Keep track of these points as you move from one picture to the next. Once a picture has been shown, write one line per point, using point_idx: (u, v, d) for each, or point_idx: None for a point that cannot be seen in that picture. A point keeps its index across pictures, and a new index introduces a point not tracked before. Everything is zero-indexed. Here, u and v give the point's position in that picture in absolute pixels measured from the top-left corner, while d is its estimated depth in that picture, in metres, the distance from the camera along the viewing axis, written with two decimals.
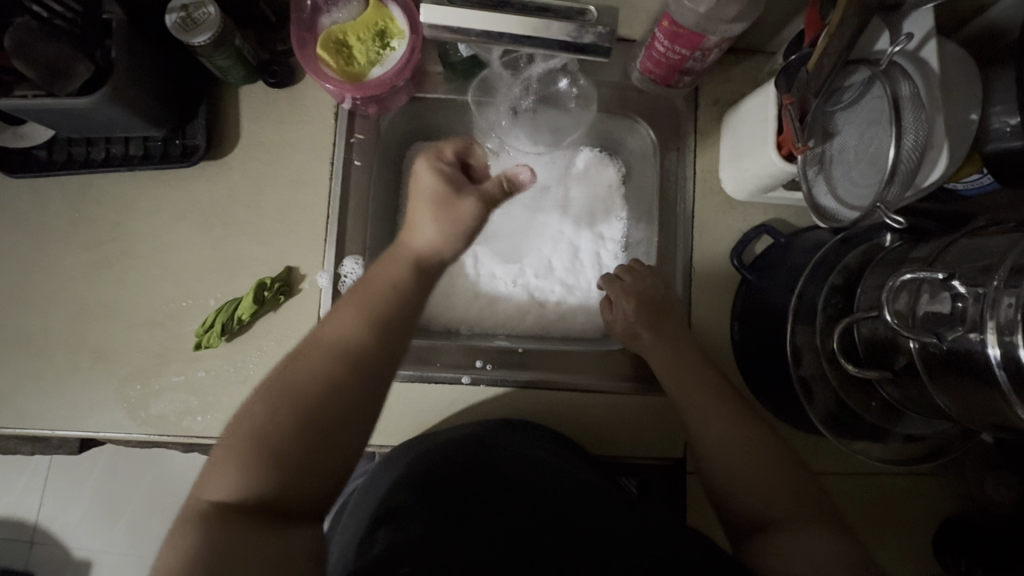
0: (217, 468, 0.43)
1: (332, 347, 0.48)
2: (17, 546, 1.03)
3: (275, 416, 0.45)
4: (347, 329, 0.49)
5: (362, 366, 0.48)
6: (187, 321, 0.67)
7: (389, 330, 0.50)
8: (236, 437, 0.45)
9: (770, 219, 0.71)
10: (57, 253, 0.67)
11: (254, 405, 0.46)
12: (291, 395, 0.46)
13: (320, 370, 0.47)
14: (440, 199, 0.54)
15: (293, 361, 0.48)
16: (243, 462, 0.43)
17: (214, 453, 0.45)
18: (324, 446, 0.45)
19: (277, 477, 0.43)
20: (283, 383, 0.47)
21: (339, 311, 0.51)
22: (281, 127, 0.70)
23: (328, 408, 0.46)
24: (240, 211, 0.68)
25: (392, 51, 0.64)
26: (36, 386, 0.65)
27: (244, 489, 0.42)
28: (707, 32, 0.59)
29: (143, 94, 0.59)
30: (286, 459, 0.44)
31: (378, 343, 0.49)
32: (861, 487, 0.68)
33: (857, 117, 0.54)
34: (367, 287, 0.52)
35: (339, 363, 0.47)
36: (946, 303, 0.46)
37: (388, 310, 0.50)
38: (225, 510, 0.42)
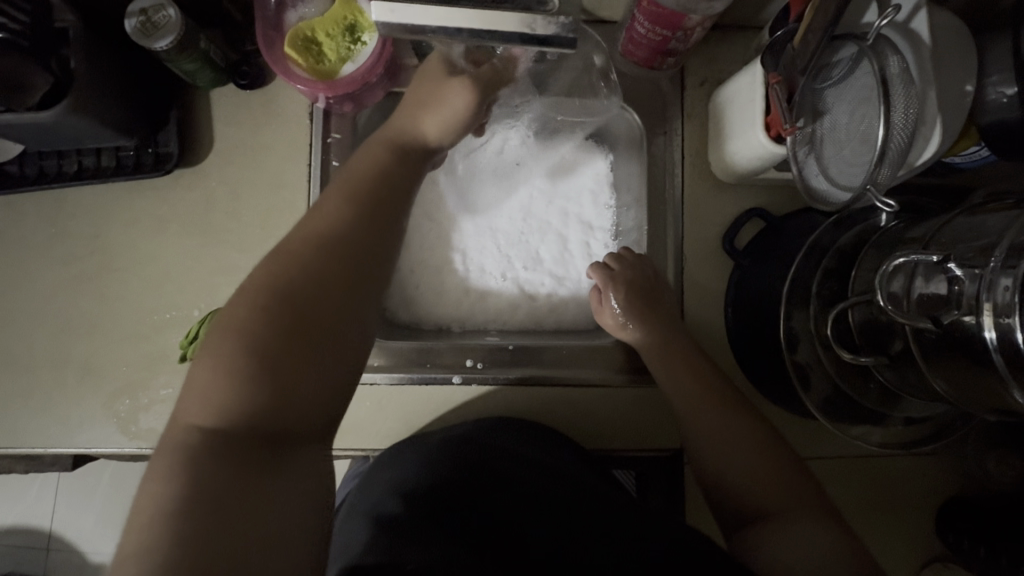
0: (202, 387, 0.41)
1: (315, 238, 0.48)
2: (35, 553, 1.05)
3: (266, 319, 0.43)
4: (333, 214, 0.49)
5: (353, 253, 0.48)
6: (171, 334, 0.66)
7: (376, 214, 0.51)
8: (218, 347, 0.42)
9: (763, 200, 0.69)
10: (37, 268, 0.66)
11: (237, 312, 0.44)
12: (282, 295, 0.44)
13: (303, 263, 0.46)
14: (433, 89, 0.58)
15: (277, 260, 0.46)
16: (232, 375, 0.41)
17: (196, 366, 0.42)
18: (330, 341, 0.45)
19: (274, 390, 0.42)
20: (268, 283, 0.45)
21: (324, 204, 0.51)
22: (254, 129, 0.68)
23: (322, 303, 0.45)
24: (218, 218, 0.67)
25: (363, 46, 0.62)
26: (25, 404, 0.65)
27: (236, 413, 0.41)
28: (688, 11, 0.57)
29: (107, 105, 0.57)
30: (281, 369, 0.42)
31: (365, 227, 0.50)
32: (863, 472, 0.67)
33: (846, 94, 0.52)
34: (351, 174, 0.53)
35: (328, 254, 0.47)
36: (943, 285, 0.45)
37: (372, 202, 0.51)
38: (213, 440, 0.39)
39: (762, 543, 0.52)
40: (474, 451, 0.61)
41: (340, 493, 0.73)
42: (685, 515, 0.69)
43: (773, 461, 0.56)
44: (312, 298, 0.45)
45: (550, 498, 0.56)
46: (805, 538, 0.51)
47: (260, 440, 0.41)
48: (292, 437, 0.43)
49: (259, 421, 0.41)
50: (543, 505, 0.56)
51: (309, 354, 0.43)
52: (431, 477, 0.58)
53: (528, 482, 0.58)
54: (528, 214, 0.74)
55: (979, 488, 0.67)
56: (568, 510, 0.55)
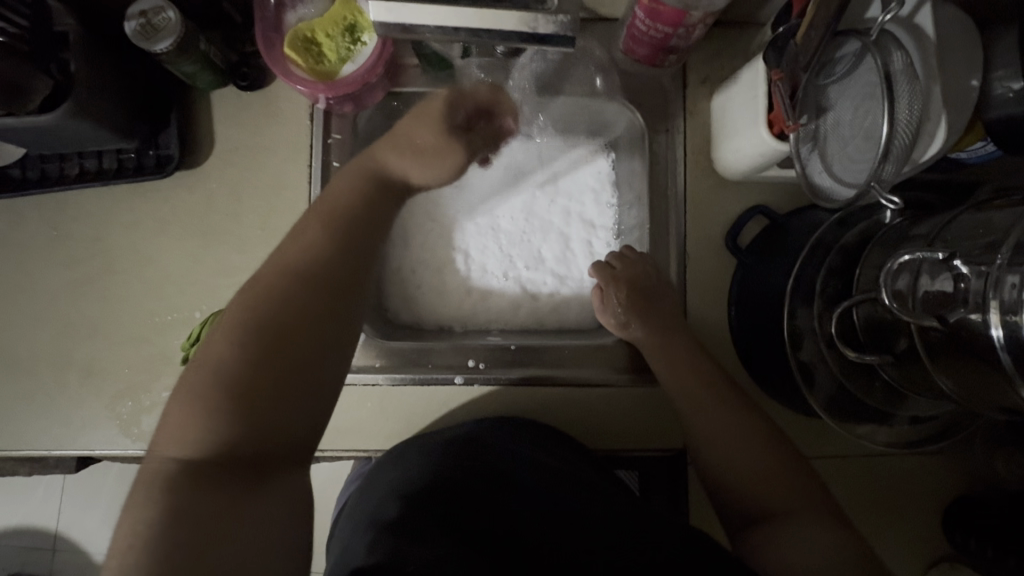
0: (177, 419, 0.42)
1: (292, 270, 0.48)
2: (41, 553, 1.06)
3: (237, 351, 0.44)
4: (308, 243, 0.50)
5: (327, 286, 0.49)
6: (173, 336, 0.66)
7: (351, 246, 0.51)
8: (192, 380, 0.43)
9: (766, 197, 0.69)
10: (40, 271, 0.66)
11: (212, 344, 0.44)
12: (254, 326, 0.45)
13: (274, 295, 0.47)
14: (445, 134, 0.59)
15: (252, 294, 0.47)
16: (208, 411, 0.42)
17: (173, 403, 0.43)
18: (302, 375, 0.45)
19: (248, 423, 0.42)
20: (245, 316, 0.45)
21: (301, 233, 0.51)
22: (254, 131, 0.68)
23: (293, 335, 0.46)
24: (219, 219, 0.67)
25: (363, 47, 0.62)
26: (28, 407, 0.65)
27: (210, 444, 0.41)
28: (689, 7, 0.56)
29: (107, 108, 0.57)
30: (255, 403, 0.43)
31: (338, 258, 0.50)
32: (867, 470, 0.67)
33: (850, 91, 0.51)
34: (326, 203, 0.53)
35: (302, 286, 0.48)
36: (948, 283, 0.44)
37: (348, 233, 0.52)
38: (190, 468, 0.40)
39: (764, 547, 0.52)
40: (476, 452, 0.61)
41: (343, 493, 0.73)
42: (688, 516, 0.68)
43: (776, 460, 0.56)
44: (283, 331, 0.45)
45: (553, 496, 0.56)
46: (805, 539, 0.50)
47: (237, 466, 0.41)
48: (271, 463, 0.43)
49: (234, 450, 0.41)
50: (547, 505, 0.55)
51: (282, 388, 0.44)
52: (435, 478, 0.58)
53: (530, 482, 0.58)
54: (529, 214, 0.74)
55: (985, 487, 0.67)
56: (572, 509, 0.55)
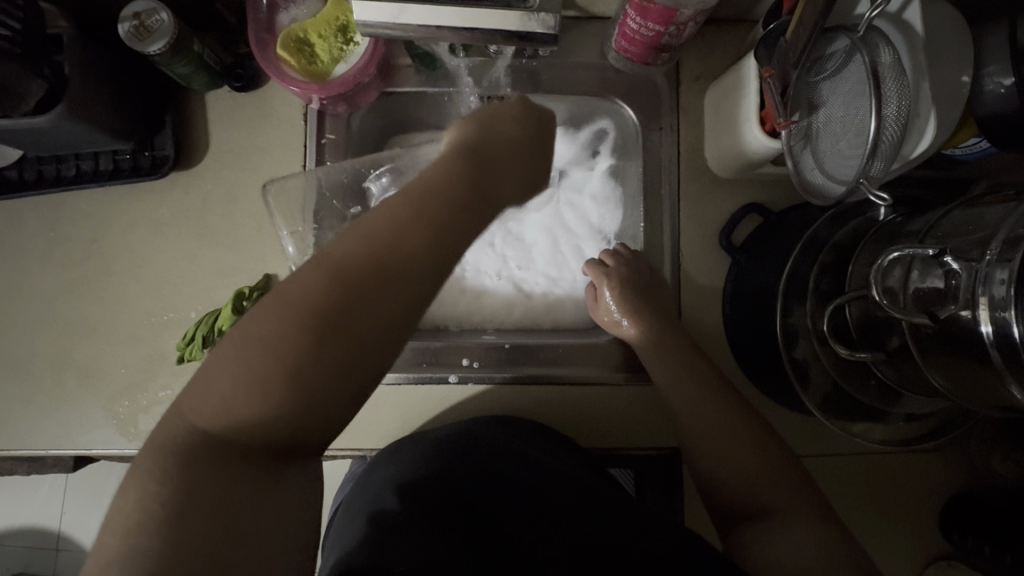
0: (214, 386, 0.37)
1: (382, 267, 0.38)
2: (45, 553, 1.07)
3: (295, 343, 0.37)
4: (397, 238, 0.39)
5: (415, 303, 0.39)
6: (168, 336, 0.66)
7: (451, 257, 0.41)
8: (243, 350, 0.37)
9: (760, 195, 0.68)
10: (37, 273, 0.67)
11: (269, 315, 0.37)
12: (317, 319, 0.37)
13: (349, 292, 0.38)
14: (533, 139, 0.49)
15: (338, 273, 0.38)
16: (249, 389, 0.37)
17: (215, 358, 0.38)
18: (353, 387, 0.38)
19: (283, 418, 0.37)
20: (323, 299, 0.37)
21: (403, 209, 0.40)
22: (249, 132, 0.68)
23: (353, 351, 0.38)
24: (214, 220, 0.67)
25: (355, 47, 0.62)
26: (26, 408, 0.65)
27: (238, 422, 0.37)
28: (679, 5, 0.56)
29: (101, 110, 0.58)
30: (298, 403, 0.37)
31: (429, 268, 0.40)
32: (862, 468, 0.67)
33: (841, 87, 0.51)
34: (438, 177, 0.41)
35: (392, 292, 0.38)
36: (940, 279, 0.44)
37: (452, 236, 0.40)
38: (206, 443, 0.36)
39: (758, 544, 0.52)
40: (471, 450, 0.61)
41: (339, 493, 0.73)
42: (683, 516, 0.68)
43: (760, 461, 0.56)
44: (344, 340, 0.37)
45: (542, 496, 0.56)
46: (798, 537, 0.50)
47: (255, 452, 0.37)
48: (291, 455, 0.39)
49: (258, 437, 0.37)
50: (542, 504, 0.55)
51: (332, 398, 0.38)
52: (426, 478, 0.57)
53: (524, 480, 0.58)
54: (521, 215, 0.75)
55: (983, 484, 0.66)
56: (559, 509, 0.55)
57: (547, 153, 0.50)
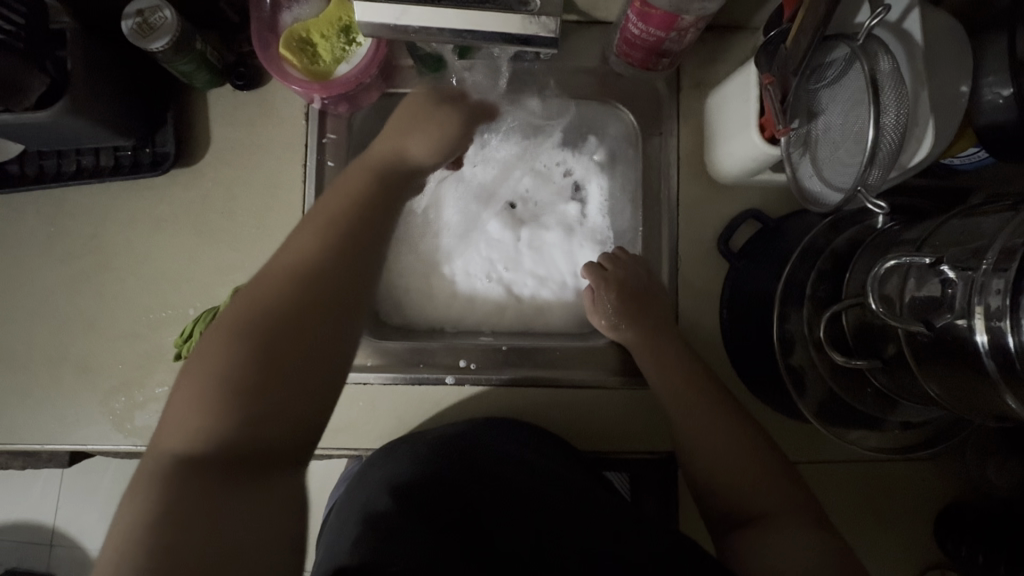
0: (178, 418, 0.42)
1: (291, 269, 0.47)
2: (39, 549, 1.06)
3: (235, 353, 0.43)
4: (299, 251, 0.48)
5: (329, 289, 0.47)
6: (167, 332, 0.66)
7: (354, 245, 0.49)
8: (191, 380, 0.43)
9: (759, 201, 0.69)
10: (36, 267, 0.67)
11: (212, 344, 0.44)
12: (255, 328, 0.44)
13: (274, 297, 0.45)
14: (424, 122, 0.58)
15: (253, 295, 0.46)
16: (205, 409, 0.41)
17: (176, 399, 0.43)
18: (295, 375, 0.44)
19: (242, 425, 0.42)
20: (247, 315, 0.45)
21: (303, 230, 0.49)
22: (250, 130, 0.68)
23: (290, 342, 0.44)
24: (214, 218, 0.67)
25: (358, 47, 0.62)
26: (22, 402, 0.65)
27: (205, 441, 0.41)
28: (681, 11, 0.56)
29: (103, 105, 0.58)
30: (248, 403, 0.42)
31: (338, 258, 0.48)
32: (858, 476, 0.67)
33: (840, 95, 0.51)
34: (331, 195, 0.52)
35: (301, 286, 0.46)
36: (937, 287, 0.44)
37: (350, 230, 0.50)
38: (183, 464, 0.40)
39: (749, 550, 0.52)
40: (467, 450, 0.61)
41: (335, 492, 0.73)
42: (677, 521, 0.68)
43: (758, 468, 0.56)
44: (278, 334, 0.44)
45: (540, 500, 0.56)
46: (791, 542, 0.50)
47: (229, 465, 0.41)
48: (265, 465, 0.42)
49: (225, 450, 0.41)
50: (539, 507, 0.55)
51: (277, 386, 0.43)
52: (422, 476, 0.58)
53: (521, 482, 0.58)
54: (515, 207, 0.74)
55: (978, 494, 0.66)
56: (554, 511, 0.55)
57: (445, 133, 0.59)
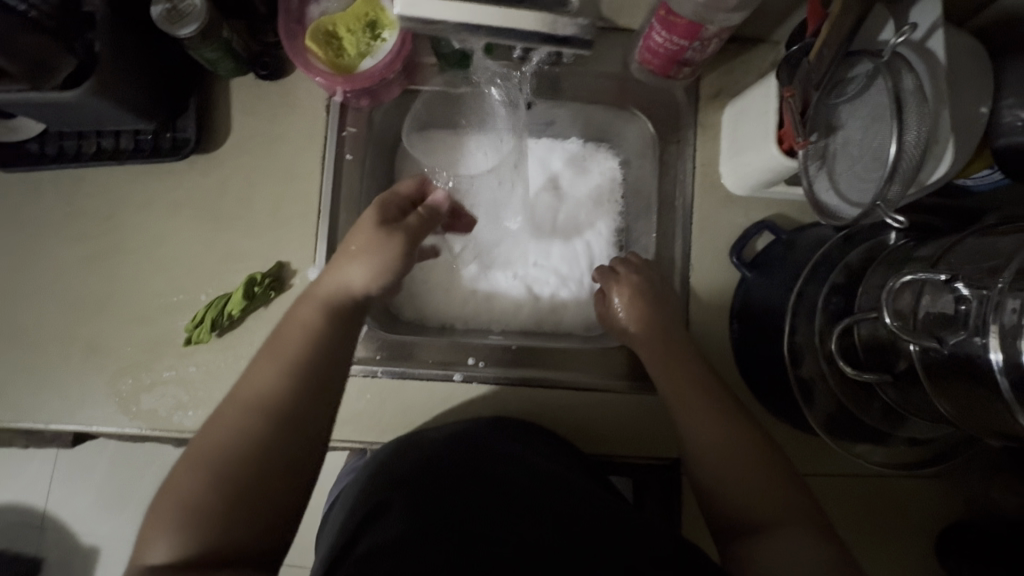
0: (153, 536, 0.44)
1: (250, 401, 0.49)
2: (28, 531, 1.06)
3: (203, 482, 0.46)
4: (256, 385, 0.50)
5: (285, 418, 0.49)
6: (178, 316, 0.66)
7: (308, 372, 0.50)
8: (164, 505, 0.46)
9: (772, 213, 0.69)
10: (50, 245, 0.67)
11: (184, 472, 0.47)
12: (221, 456, 0.47)
13: (236, 429, 0.48)
14: (368, 243, 0.54)
15: (219, 421, 0.49)
16: (176, 530, 0.44)
17: (151, 519, 0.46)
18: (260, 499, 0.46)
19: (211, 543, 0.44)
20: (213, 445, 0.47)
21: (256, 365, 0.51)
22: (270, 119, 0.68)
23: (244, 478, 0.46)
24: (231, 205, 0.68)
25: (382, 43, 0.62)
26: (29, 380, 0.65)
27: (179, 553, 0.43)
28: (705, 22, 0.57)
29: (128, 88, 0.58)
30: (219, 524, 0.45)
31: (298, 395, 0.50)
32: (861, 490, 0.67)
33: (860, 111, 0.52)
34: (280, 332, 0.53)
35: (260, 415, 0.48)
36: (950, 304, 0.44)
37: (304, 361, 0.51)
38: (161, 572, 0.43)
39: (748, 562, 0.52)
40: (469, 451, 0.61)
41: (337, 485, 0.73)
42: (681, 527, 0.68)
43: (777, 481, 0.56)
44: (235, 467, 0.46)
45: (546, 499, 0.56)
46: (793, 552, 0.51)
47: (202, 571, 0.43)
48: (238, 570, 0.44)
49: (198, 562, 0.43)
50: (541, 508, 0.55)
51: (244, 513, 0.45)
52: (423, 475, 0.58)
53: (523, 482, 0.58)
54: (555, 183, 0.75)
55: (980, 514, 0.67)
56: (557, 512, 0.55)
57: (396, 246, 0.55)
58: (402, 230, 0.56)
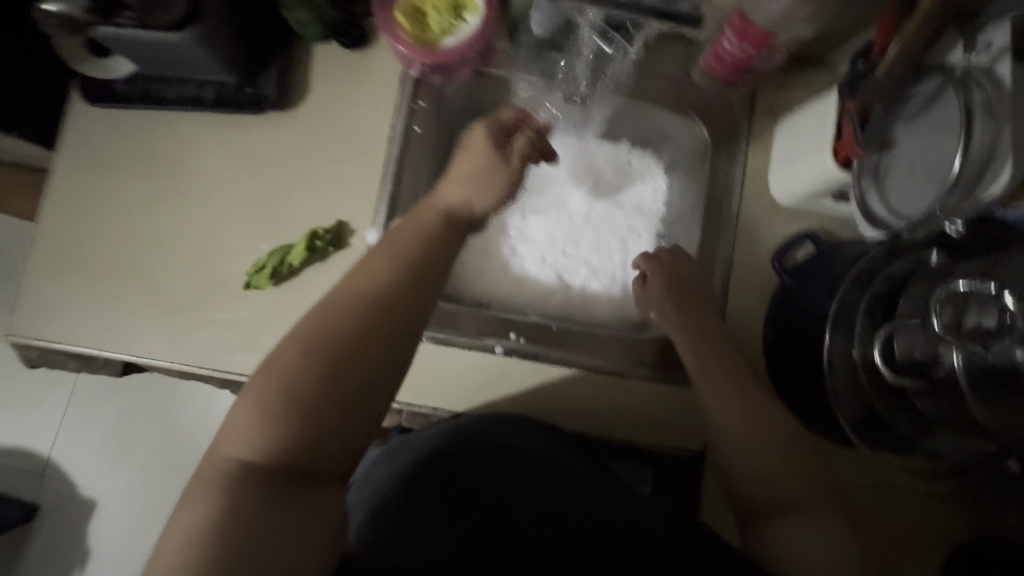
0: (244, 426, 0.47)
1: (361, 293, 0.53)
2: (29, 477, 1.08)
3: (307, 367, 0.49)
4: (369, 278, 0.54)
5: (393, 313, 0.53)
6: (237, 262, 0.69)
7: (417, 274, 0.55)
8: (262, 387, 0.48)
9: (816, 227, 0.72)
10: (122, 181, 0.70)
11: (284, 355, 0.50)
12: (328, 346, 0.50)
13: (348, 319, 0.51)
14: (480, 162, 0.62)
15: (326, 310, 0.52)
16: (271, 420, 0.47)
17: (238, 408, 0.48)
18: (357, 393, 0.50)
19: (307, 433, 0.47)
20: (319, 332, 0.51)
21: (369, 260, 0.56)
22: (346, 86, 0.72)
23: (354, 368, 0.50)
24: (300, 161, 0.71)
25: (465, 24, 0.66)
26: (86, 307, 0.68)
27: (272, 449, 0.47)
28: (777, 33, 0.61)
29: (227, 37, 0.61)
30: (319, 414, 0.48)
31: (407, 292, 0.54)
32: (881, 505, 0.68)
33: (916, 129, 0.55)
34: (397, 231, 0.58)
35: (371, 309, 0.52)
36: (993, 316, 0.48)
37: (416, 263, 0.56)
38: (249, 468, 0.46)
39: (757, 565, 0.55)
40: (475, 445, 0.61)
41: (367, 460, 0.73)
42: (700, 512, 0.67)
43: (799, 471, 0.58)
44: (344, 355, 0.50)
45: (551, 491, 0.58)
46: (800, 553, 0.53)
47: (290, 474, 0.47)
48: (315, 478, 0.48)
49: (286, 460, 0.47)
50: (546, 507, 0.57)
51: (346, 405, 0.49)
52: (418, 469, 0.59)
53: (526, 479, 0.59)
54: (596, 179, 0.79)
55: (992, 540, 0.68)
56: (580, 495, 0.58)
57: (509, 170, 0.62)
58: (515, 153, 0.63)
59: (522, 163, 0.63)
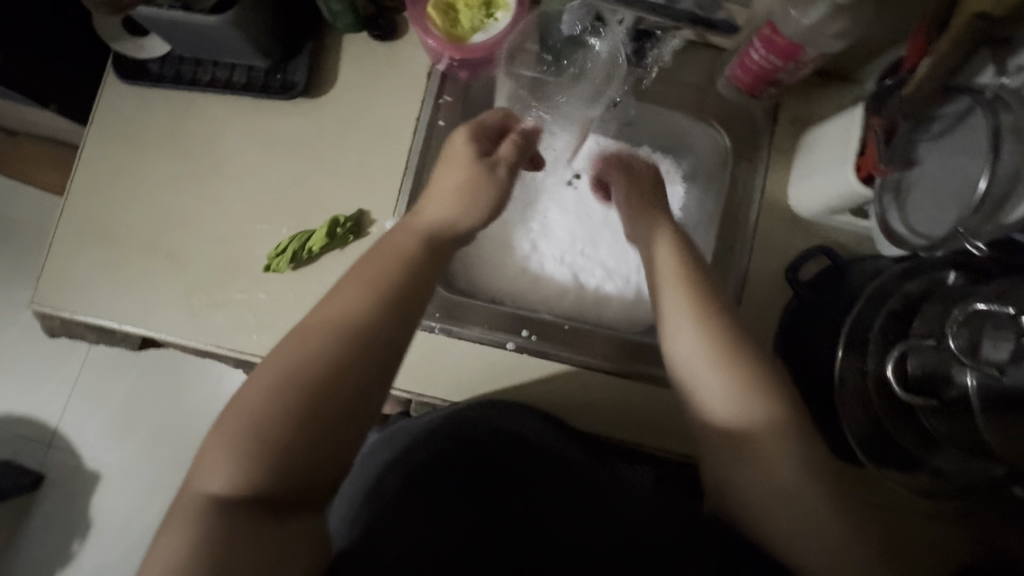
0: (212, 466, 0.45)
1: (332, 325, 0.50)
2: (37, 447, 1.10)
3: (275, 404, 0.47)
4: (341, 305, 0.51)
5: (364, 343, 0.50)
6: (258, 245, 0.70)
7: (393, 298, 0.53)
8: (230, 429, 0.46)
9: (834, 240, 0.72)
10: (149, 159, 0.71)
11: (253, 394, 0.47)
12: (296, 382, 0.47)
13: (317, 351, 0.49)
14: (466, 175, 0.59)
15: (297, 342, 0.49)
16: (238, 459, 0.45)
17: (207, 446, 0.47)
18: (328, 428, 0.47)
19: (276, 468, 0.46)
20: (287, 366, 0.48)
21: (344, 286, 0.53)
22: (374, 76, 0.73)
23: (325, 399, 0.47)
24: (324, 148, 0.71)
25: (495, 22, 0.68)
26: (109, 280, 0.69)
27: (242, 488, 0.45)
28: (805, 45, 0.61)
29: (261, 22, 0.63)
30: (289, 453, 0.46)
31: (382, 319, 0.51)
32: (881, 519, 0.68)
33: (941, 149, 0.55)
34: (376, 252, 0.56)
35: (341, 341, 0.49)
36: (1010, 339, 0.48)
37: (394, 289, 0.53)
38: (220, 504, 0.44)
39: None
40: (464, 435, 0.61)
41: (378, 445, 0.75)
42: None
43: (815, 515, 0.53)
44: (313, 394, 0.47)
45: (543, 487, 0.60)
46: None
47: (263, 506, 0.45)
48: (291, 509, 0.47)
49: (257, 493, 0.45)
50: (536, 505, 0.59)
51: (314, 445, 0.47)
52: (412, 452, 0.60)
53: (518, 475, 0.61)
54: None
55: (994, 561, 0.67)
56: (573, 500, 0.59)
57: (495, 181, 0.60)
58: (508, 163, 0.62)
59: (510, 173, 0.62)
